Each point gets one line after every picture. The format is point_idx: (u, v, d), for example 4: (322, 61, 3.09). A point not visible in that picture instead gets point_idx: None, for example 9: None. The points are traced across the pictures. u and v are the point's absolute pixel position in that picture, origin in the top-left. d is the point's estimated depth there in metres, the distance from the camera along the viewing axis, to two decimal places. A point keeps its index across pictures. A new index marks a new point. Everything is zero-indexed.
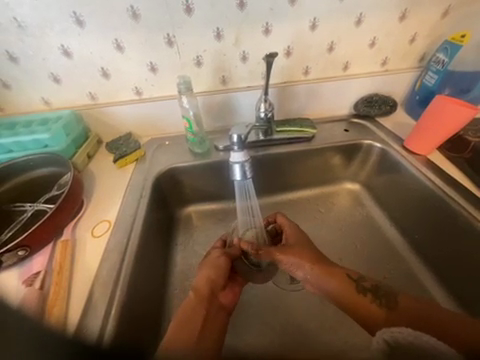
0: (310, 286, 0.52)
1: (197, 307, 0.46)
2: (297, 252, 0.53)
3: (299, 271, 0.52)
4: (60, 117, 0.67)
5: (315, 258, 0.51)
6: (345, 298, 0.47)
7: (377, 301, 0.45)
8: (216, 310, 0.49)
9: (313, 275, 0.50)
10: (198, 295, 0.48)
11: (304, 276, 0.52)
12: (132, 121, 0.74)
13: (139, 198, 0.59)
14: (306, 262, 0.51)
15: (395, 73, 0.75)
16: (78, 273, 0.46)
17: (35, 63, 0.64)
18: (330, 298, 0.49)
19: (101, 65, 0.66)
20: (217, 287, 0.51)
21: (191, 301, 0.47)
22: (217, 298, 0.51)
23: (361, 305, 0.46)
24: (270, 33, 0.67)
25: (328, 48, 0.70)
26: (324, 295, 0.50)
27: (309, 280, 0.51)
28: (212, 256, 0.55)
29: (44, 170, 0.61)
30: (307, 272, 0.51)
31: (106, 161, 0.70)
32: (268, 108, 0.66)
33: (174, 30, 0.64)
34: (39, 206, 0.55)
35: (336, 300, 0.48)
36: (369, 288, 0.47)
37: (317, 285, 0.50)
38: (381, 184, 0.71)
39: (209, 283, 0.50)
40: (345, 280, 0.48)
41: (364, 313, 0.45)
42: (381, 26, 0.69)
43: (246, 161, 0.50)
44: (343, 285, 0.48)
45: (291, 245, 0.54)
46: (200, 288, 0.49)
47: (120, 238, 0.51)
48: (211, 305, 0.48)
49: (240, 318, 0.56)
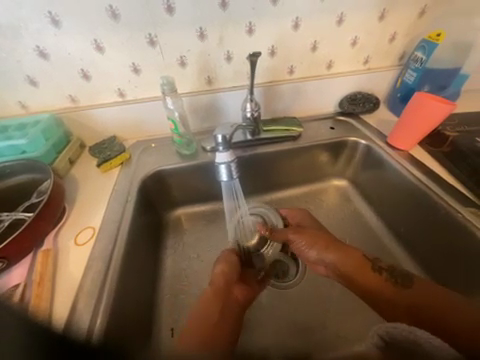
0: (319, 265, 0.57)
1: (212, 306, 0.48)
2: (310, 234, 0.57)
3: (312, 250, 0.56)
4: (38, 121, 0.65)
5: (330, 240, 0.55)
6: (357, 276, 0.50)
7: (392, 280, 0.47)
8: (231, 303, 0.52)
9: (327, 254, 0.54)
10: (214, 290, 0.51)
11: (314, 255, 0.56)
12: (115, 123, 0.72)
13: (125, 203, 0.57)
14: (320, 244, 0.55)
15: (377, 71, 0.77)
16: (61, 284, 0.44)
17: (9, 65, 0.61)
18: (340, 275, 0.53)
19: (81, 67, 0.64)
20: (231, 280, 0.54)
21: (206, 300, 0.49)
22: (232, 292, 0.53)
23: (372, 283, 0.48)
24: (254, 33, 0.67)
25: (312, 48, 0.71)
26: (334, 272, 0.54)
27: (322, 259, 0.55)
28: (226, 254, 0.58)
29: (22, 177, 0.58)
30: (318, 251, 0.55)
31: (90, 166, 0.68)
32: (254, 108, 0.66)
33: (156, 31, 0.63)
34: (17, 215, 0.53)
35: (346, 277, 0.52)
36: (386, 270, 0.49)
37: (329, 264, 0.54)
38: (366, 180, 0.73)
39: (224, 278, 0.53)
40: (361, 264, 0.51)
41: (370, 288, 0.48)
42: (361, 25, 0.70)
43: (231, 162, 0.50)
44: (357, 264, 0.51)
45: (304, 231, 0.58)
46: (215, 282, 0.52)
47: (105, 245, 0.49)
48: (226, 299, 0.51)
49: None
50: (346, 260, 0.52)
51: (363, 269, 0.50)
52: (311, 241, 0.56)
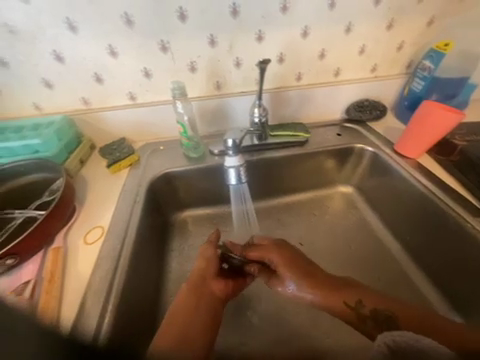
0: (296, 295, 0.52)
1: (189, 307, 0.47)
2: (291, 262, 0.52)
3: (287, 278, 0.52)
4: (52, 122, 0.66)
5: (308, 267, 0.51)
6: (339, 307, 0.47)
7: (377, 323, 0.45)
8: (208, 297, 0.50)
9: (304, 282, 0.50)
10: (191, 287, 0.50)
11: (293, 286, 0.51)
12: (125, 126, 0.73)
13: (133, 203, 0.58)
14: (296, 271, 0.51)
15: (385, 79, 0.78)
16: (69, 282, 0.45)
17: (26, 68, 0.64)
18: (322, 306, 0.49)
19: (94, 70, 0.66)
20: (207, 274, 0.52)
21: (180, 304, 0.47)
22: (209, 286, 0.51)
23: (355, 322, 0.46)
24: (263, 40, 0.68)
25: (320, 55, 0.72)
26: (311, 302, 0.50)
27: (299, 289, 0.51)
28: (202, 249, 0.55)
29: (34, 176, 0.59)
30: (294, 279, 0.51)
31: (99, 166, 0.69)
32: (262, 113, 0.67)
33: (168, 37, 0.64)
34: (29, 213, 0.54)
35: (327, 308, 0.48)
36: (369, 315, 0.45)
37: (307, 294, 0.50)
38: (373, 187, 0.73)
39: (200, 273, 0.52)
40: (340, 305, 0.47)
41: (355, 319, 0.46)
42: (369, 34, 0.71)
43: (241, 165, 0.51)
44: (333, 295, 0.48)
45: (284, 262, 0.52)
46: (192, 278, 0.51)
47: (114, 245, 0.50)
48: (202, 295, 0.49)
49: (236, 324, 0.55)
50: (329, 295, 0.48)
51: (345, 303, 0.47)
52: (292, 270, 0.51)
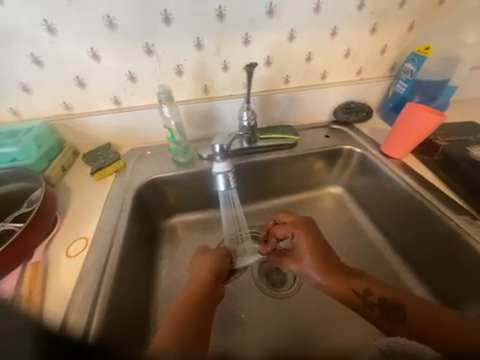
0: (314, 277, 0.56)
1: (192, 305, 0.48)
2: (311, 248, 0.56)
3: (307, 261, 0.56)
4: (31, 128, 0.63)
5: (325, 252, 0.55)
6: (346, 295, 0.51)
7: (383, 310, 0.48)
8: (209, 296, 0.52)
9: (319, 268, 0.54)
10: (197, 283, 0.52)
11: (311, 270, 0.55)
12: (110, 131, 0.71)
13: (119, 211, 0.56)
14: (314, 256, 0.55)
15: (370, 81, 0.79)
16: (50, 298, 0.42)
17: (1, 71, 0.60)
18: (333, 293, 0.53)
19: (76, 74, 0.64)
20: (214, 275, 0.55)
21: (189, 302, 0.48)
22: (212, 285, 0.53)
23: (363, 307, 0.49)
24: (250, 43, 0.68)
25: (306, 58, 0.73)
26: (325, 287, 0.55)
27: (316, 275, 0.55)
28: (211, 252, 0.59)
29: (12, 186, 0.56)
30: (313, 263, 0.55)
31: (83, 174, 0.67)
32: (250, 116, 0.66)
33: (153, 40, 0.63)
34: (6, 225, 0.51)
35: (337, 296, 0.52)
36: (376, 302, 0.48)
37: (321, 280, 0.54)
38: (362, 188, 0.74)
39: (208, 271, 0.54)
40: (349, 290, 0.51)
41: (361, 308, 0.49)
42: (354, 37, 0.72)
43: (229, 171, 0.50)
44: (342, 284, 0.51)
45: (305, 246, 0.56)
46: (199, 274, 0.54)
47: (98, 256, 0.47)
48: (206, 291, 0.51)
49: (229, 332, 0.54)
50: (342, 280, 0.52)
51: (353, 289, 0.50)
52: (311, 255, 0.55)
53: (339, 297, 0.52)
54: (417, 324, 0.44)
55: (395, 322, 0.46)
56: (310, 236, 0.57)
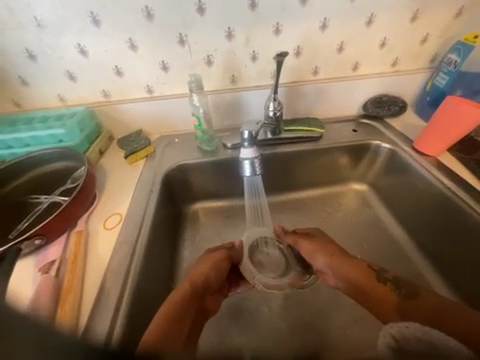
0: (329, 276, 0.55)
1: (189, 304, 0.47)
2: (322, 244, 0.56)
3: (318, 257, 0.56)
4: (75, 113, 0.70)
5: (337, 250, 0.55)
6: (361, 284, 0.50)
7: (396, 290, 0.47)
8: (200, 310, 0.51)
9: (332, 262, 0.54)
10: (192, 289, 0.49)
11: (323, 266, 0.55)
12: (142, 118, 0.75)
13: (149, 193, 0.61)
14: (326, 252, 0.55)
15: (406, 73, 0.75)
16: (90, 264, 0.48)
17: (52, 60, 0.67)
18: (349, 285, 0.52)
19: (115, 64, 0.68)
20: (209, 289, 0.53)
21: (185, 296, 0.48)
22: (205, 299, 0.53)
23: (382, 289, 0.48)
24: (281, 33, 0.67)
25: (338, 48, 0.71)
26: (340, 282, 0.53)
27: (329, 268, 0.54)
28: (217, 256, 0.56)
29: (59, 164, 0.63)
30: (327, 260, 0.54)
31: (117, 157, 0.72)
32: (277, 107, 0.67)
33: (186, 30, 0.65)
34: (54, 198, 0.57)
35: (354, 287, 0.51)
36: (391, 280, 0.49)
37: (337, 274, 0.53)
38: (389, 185, 0.71)
39: (205, 281, 0.52)
40: (366, 273, 0.51)
41: (378, 297, 0.48)
42: (391, 26, 0.69)
43: (255, 158, 0.52)
44: (358, 269, 0.52)
45: (318, 240, 0.57)
46: (195, 279, 0.51)
47: (131, 231, 0.52)
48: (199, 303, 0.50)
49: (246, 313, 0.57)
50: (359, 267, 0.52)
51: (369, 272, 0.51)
52: (322, 251, 0.55)
53: (357, 285, 0.51)
54: (431, 312, 0.42)
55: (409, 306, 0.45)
56: (319, 237, 0.58)
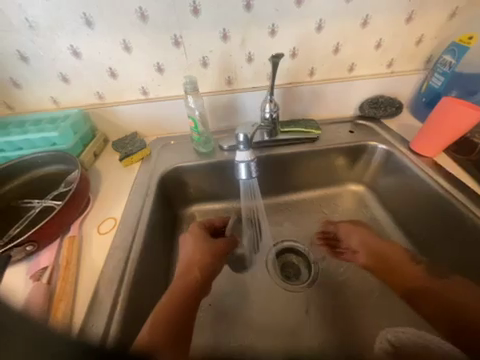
0: (360, 254, 0.61)
1: (192, 280, 0.54)
2: (356, 228, 0.64)
3: (354, 237, 0.63)
4: (68, 116, 0.69)
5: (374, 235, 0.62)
6: (394, 265, 0.56)
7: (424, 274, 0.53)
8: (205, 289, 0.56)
9: (368, 241, 0.61)
10: (202, 270, 0.57)
11: (356, 244, 0.62)
12: (138, 120, 0.75)
13: (144, 196, 0.60)
14: (362, 232, 0.63)
15: (402, 74, 0.75)
16: (84, 269, 0.47)
17: (45, 62, 0.66)
18: (380, 263, 0.58)
19: (109, 65, 0.67)
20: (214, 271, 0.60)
21: (195, 274, 0.55)
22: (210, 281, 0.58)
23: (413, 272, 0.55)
24: (276, 34, 0.67)
25: (334, 50, 0.71)
26: (372, 260, 0.59)
27: (363, 246, 0.61)
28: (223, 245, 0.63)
29: (52, 168, 0.62)
30: (362, 239, 0.62)
31: (112, 160, 0.71)
32: (273, 108, 0.66)
33: (181, 32, 0.65)
34: (46, 203, 0.56)
35: (385, 266, 0.57)
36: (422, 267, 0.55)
37: (369, 252, 0.60)
38: (385, 186, 0.71)
39: (211, 265, 0.59)
40: (399, 253, 0.57)
41: (407, 278, 0.54)
42: (387, 26, 0.69)
43: (251, 161, 0.51)
44: (395, 252, 0.58)
45: (354, 224, 0.65)
46: (203, 261, 0.58)
47: (126, 236, 0.51)
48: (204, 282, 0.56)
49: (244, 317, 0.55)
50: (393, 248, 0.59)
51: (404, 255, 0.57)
52: (360, 233, 0.63)
53: (389, 265, 0.57)
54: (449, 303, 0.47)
55: (431, 292, 0.50)
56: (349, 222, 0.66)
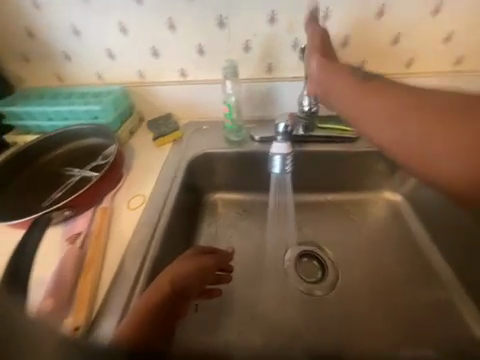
0: (363, 276, 0.60)
1: (160, 289, 0.43)
2: (364, 249, 0.64)
3: (357, 257, 0.63)
4: (110, 92, 0.71)
5: (380, 255, 0.63)
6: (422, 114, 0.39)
7: None
8: (183, 308, 0.49)
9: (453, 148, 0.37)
10: (158, 291, 0.43)
11: (366, 277, 0.60)
12: (172, 101, 0.74)
13: (173, 177, 0.61)
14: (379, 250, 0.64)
15: (470, 75, 0.64)
16: (112, 241, 0.50)
17: (94, 37, 0.68)
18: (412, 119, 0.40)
19: (153, 44, 0.68)
20: (193, 290, 0.51)
21: (159, 293, 0.42)
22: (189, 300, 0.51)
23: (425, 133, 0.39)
24: (328, 19, 0.62)
25: (393, 40, 0.63)
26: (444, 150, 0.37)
27: (378, 272, 0.61)
28: (202, 261, 0.52)
29: (92, 141, 0.66)
30: (382, 264, 0.62)
31: (146, 138, 0.72)
32: (313, 101, 0.62)
33: (227, 12, 0.63)
34: (85, 173, 0.60)
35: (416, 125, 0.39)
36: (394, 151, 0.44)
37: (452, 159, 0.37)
38: (430, 201, 0.63)
39: (183, 283, 0.47)
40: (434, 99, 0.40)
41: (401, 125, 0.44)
42: (460, 17, 0.60)
43: (287, 154, 0.54)
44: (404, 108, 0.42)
45: (361, 247, 0.65)
46: (163, 283, 0.44)
47: (152, 214, 0.53)
48: (177, 305, 0.46)
49: (219, 291, 0.56)
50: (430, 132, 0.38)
51: (469, 226, 0.55)
52: (374, 249, 0.65)
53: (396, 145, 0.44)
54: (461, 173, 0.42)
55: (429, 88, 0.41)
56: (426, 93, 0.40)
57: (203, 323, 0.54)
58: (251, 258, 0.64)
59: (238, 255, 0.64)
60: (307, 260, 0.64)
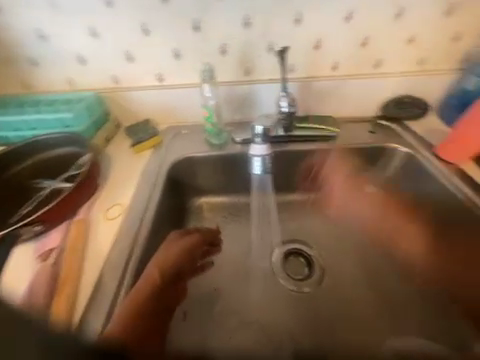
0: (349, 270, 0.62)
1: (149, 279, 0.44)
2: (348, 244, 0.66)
3: (342, 252, 0.65)
4: (83, 98, 0.68)
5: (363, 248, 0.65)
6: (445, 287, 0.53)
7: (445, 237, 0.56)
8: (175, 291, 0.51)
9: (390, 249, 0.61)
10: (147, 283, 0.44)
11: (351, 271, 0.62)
12: (149, 106, 0.72)
13: (153, 184, 0.59)
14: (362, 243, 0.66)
15: (433, 73, 0.69)
16: (89, 254, 0.47)
17: (63, 42, 0.65)
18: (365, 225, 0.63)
19: (126, 49, 0.66)
20: (182, 272, 0.54)
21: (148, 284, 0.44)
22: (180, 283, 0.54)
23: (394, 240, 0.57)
24: (300, 23, 0.64)
25: (361, 42, 0.66)
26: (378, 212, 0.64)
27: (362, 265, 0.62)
28: (186, 243, 0.57)
29: (64, 150, 0.62)
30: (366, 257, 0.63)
31: (123, 145, 0.70)
32: (290, 102, 0.63)
33: (201, 16, 0.63)
34: (57, 184, 0.57)
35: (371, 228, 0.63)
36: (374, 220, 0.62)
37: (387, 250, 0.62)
38: None
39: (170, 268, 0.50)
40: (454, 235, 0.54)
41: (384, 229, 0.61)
42: (421, 20, 0.64)
43: (267, 155, 0.55)
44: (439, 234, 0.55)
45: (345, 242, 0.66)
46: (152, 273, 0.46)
47: (133, 223, 0.51)
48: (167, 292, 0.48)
49: (211, 263, 0.62)
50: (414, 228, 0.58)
51: (441, 214, 0.58)
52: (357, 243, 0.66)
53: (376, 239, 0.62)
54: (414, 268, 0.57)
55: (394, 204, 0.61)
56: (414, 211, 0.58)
57: (193, 332, 0.52)
58: (238, 261, 0.63)
59: (225, 259, 0.63)
60: (293, 258, 0.64)
